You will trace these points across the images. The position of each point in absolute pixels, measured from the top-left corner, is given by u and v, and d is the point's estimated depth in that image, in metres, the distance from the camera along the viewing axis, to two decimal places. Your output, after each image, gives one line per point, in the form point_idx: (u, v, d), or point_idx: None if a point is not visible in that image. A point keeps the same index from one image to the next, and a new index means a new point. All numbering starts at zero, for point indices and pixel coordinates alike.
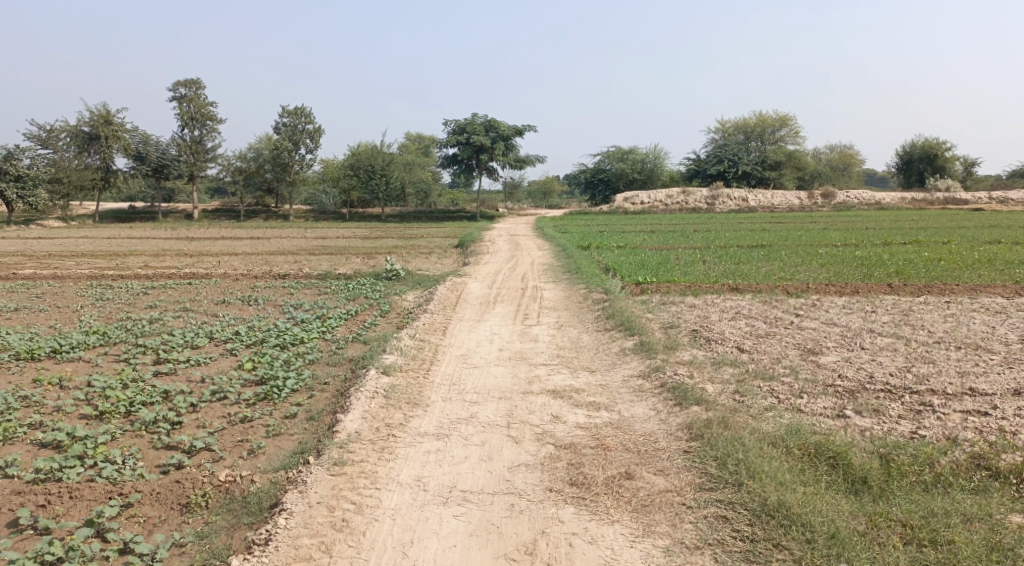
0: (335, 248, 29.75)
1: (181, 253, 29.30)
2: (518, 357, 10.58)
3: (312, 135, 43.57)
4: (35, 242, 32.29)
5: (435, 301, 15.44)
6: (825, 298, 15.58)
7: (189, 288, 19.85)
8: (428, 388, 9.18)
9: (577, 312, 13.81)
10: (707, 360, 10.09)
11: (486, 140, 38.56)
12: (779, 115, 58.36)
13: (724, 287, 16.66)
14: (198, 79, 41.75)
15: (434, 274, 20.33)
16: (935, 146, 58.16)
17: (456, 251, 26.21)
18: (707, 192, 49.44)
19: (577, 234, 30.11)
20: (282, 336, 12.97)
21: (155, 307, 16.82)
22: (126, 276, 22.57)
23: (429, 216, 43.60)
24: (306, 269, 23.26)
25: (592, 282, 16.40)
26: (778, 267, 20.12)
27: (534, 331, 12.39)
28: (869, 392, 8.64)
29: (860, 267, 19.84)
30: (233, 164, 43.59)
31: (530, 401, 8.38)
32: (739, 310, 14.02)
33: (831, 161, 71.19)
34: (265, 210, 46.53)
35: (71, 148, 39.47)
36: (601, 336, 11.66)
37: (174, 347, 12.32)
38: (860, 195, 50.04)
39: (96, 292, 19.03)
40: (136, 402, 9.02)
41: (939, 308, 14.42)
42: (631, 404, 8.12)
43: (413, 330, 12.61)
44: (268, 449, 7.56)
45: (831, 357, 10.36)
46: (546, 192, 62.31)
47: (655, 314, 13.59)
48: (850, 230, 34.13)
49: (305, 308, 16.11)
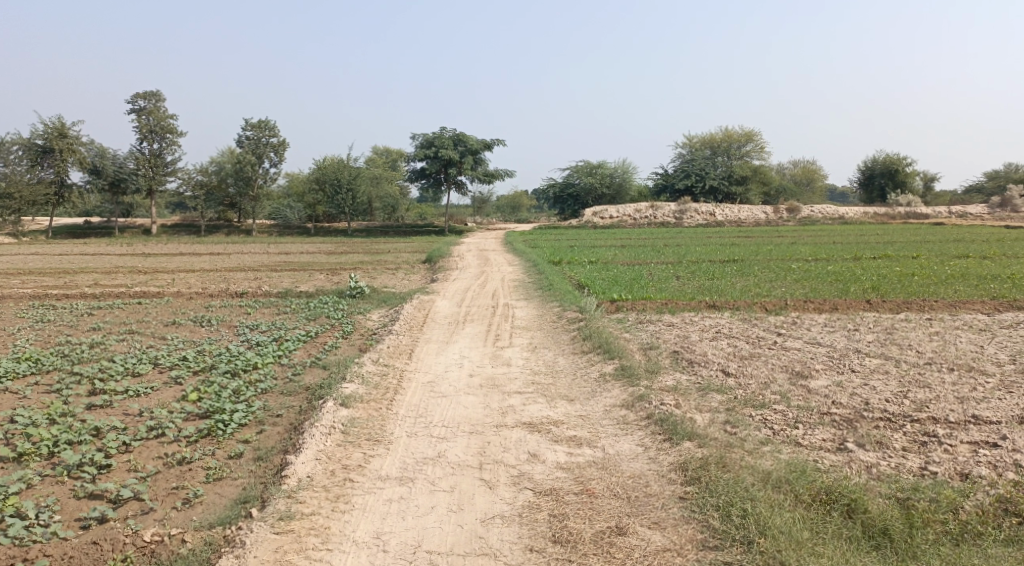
0: (298, 265, 28.77)
1: (136, 271, 28.11)
2: (490, 383, 9.80)
3: (275, 149, 42.48)
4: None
5: (401, 321, 14.60)
6: (805, 316, 15.04)
7: (139, 308, 18.80)
8: (391, 421, 8.36)
9: (550, 333, 13.09)
10: (692, 385, 9.41)
11: (455, 154, 37.82)
12: (744, 130, 58.58)
13: (701, 304, 16.07)
14: (158, 91, 40.49)
15: (400, 292, 19.47)
16: (896, 162, 58.72)
17: (423, 267, 25.40)
18: (675, 207, 49.26)
19: (547, 249, 29.45)
20: (234, 361, 12.11)
21: (100, 329, 15.83)
22: (73, 296, 21.39)
23: (396, 231, 42.75)
24: (265, 287, 22.27)
25: (566, 300, 15.70)
26: (753, 283, 19.63)
27: (505, 354, 11.62)
28: (868, 421, 7.99)
29: (836, 283, 19.37)
30: (194, 178, 42.29)
31: (504, 436, 7.62)
32: (718, 330, 13.38)
33: (795, 176, 71.55)
34: (227, 225, 45.25)
35: (24, 162, 37.82)
36: (577, 360, 10.93)
37: (113, 376, 11.46)
38: (824, 210, 50.22)
39: (38, 313, 17.93)
40: (61, 442, 8.28)
41: (923, 325, 13.93)
42: (615, 439, 7.38)
43: (376, 353, 11.76)
44: (206, 497, 6.89)
45: (822, 380, 9.73)
46: (514, 207, 61.84)
47: (632, 334, 12.91)
48: (818, 245, 33.93)
49: (261, 330, 15.19)
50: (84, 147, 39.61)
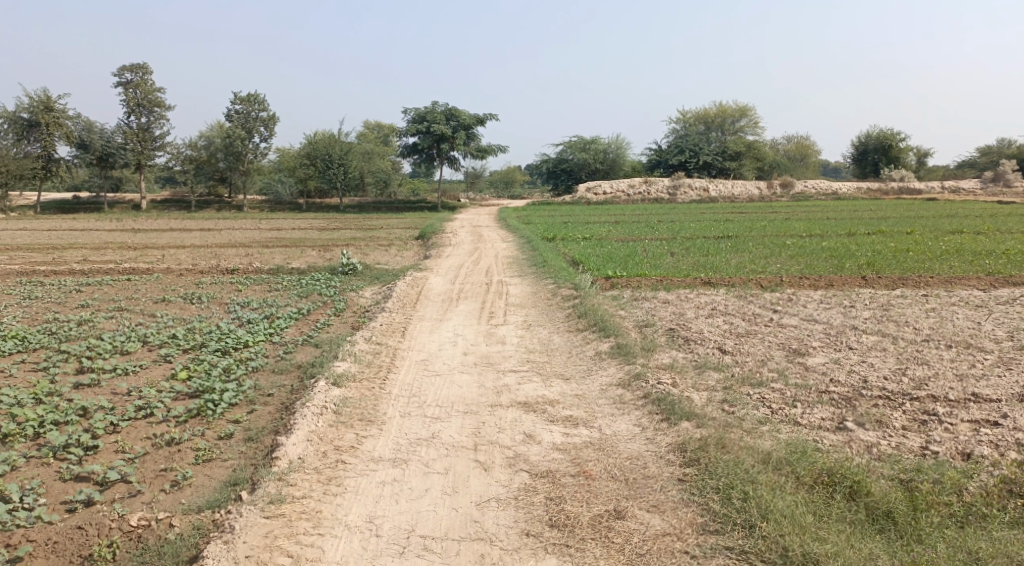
0: (290, 240, 28.53)
1: (126, 247, 27.83)
2: (484, 362, 9.66)
3: (265, 123, 42.01)
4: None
5: (394, 298, 14.45)
6: (801, 292, 14.93)
7: (128, 285, 18.60)
8: (384, 400, 8.24)
9: (545, 310, 12.94)
10: (689, 363, 9.29)
11: (447, 129, 37.44)
12: (738, 105, 58.22)
13: (696, 281, 15.93)
14: (145, 64, 39.91)
15: (393, 268, 19.29)
16: (890, 137, 58.51)
17: (416, 243, 25.18)
18: (669, 182, 49.04)
19: (540, 225, 29.27)
20: (224, 338, 11.94)
21: (89, 306, 15.64)
22: (60, 272, 21.11)
23: (389, 207, 42.46)
24: (256, 263, 22.07)
25: (560, 277, 15.54)
26: (748, 259, 19.52)
27: (500, 332, 11.47)
28: (867, 399, 7.89)
29: (831, 259, 19.26)
30: (184, 153, 41.81)
31: (499, 416, 7.50)
32: (714, 306, 13.28)
33: (789, 151, 71.30)
34: (217, 201, 44.82)
35: (9, 136, 37.14)
36: (572, 337, 10.80)
37: (101, 354, 11.29)
38: (817, 185, 50.07)
39: (25, 290, 17.68)
40: (47, 422, 8.15)
41: (919, 301, 13.83)
42: (611, 419, 7.26)
43: (369, 331, 11.59)
44: (196, 479, 6.78)
45: (820, 358, 9.62)
46: (507, 182, 61.51)
47: (627, 311, 12.78)
48: (812, 221, 33.78)
49: (252, 307, 15.03)
50: (71, 121, 39.13)
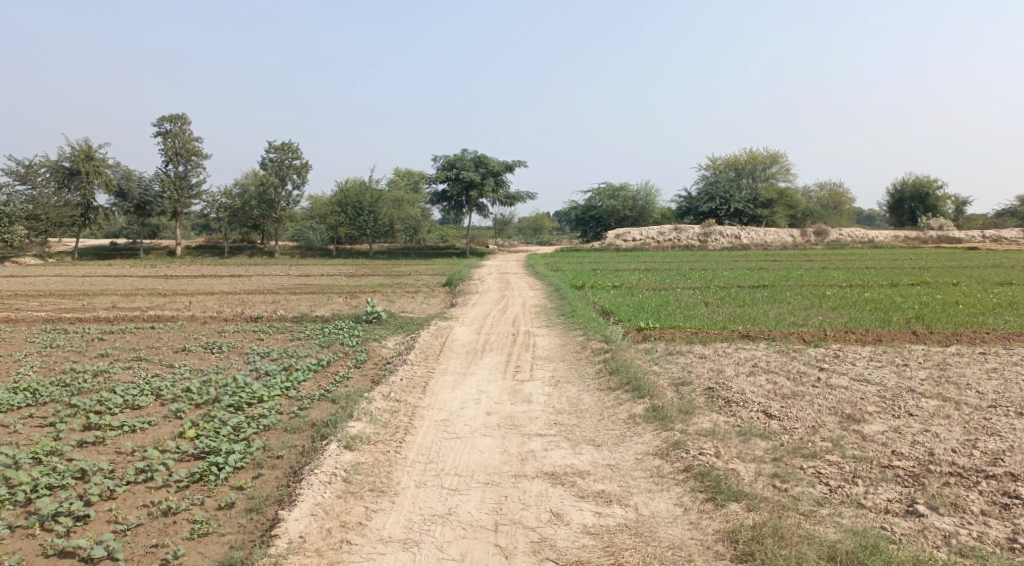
0: (318, 287, 28.21)
1: (155, 293, 27.69)
2: (508, 424, 8.96)
3: (298, 171, 42.16)
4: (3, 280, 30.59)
5: (417, 349, 13.84)
6: (847, 348, 14.09)
7: (152, 333, 18.24)
8: (399, 466, 7.59)
9: (574, 365, 12.22)
10: (732, 429, 8.51)
11: (476, 176, 37.23)
12: (770, 152, 57.56)
13: (733, 334, 15.16)
14: (184, 114, 40.39)
15: (418, 317, 18.73)
16: (926, 185, 57.36)
17: (443, 290, 24.66)
18: (700, 230, 48.33)
19: (570, 273, 28.68)
20: (238, 392, 11.36)
21: (108, 355, 15.25)
22: (86, 320, 20.84)
23: (418, 253, 42.24)
24: (281, 311, 21.66)
25: (590, 328, 14.86)
26: (786, 311, 18.69)
27: (526, 389, 10.77)
28: (935, 476, 7.15)
29: (876, 312, 18.36)
30: (218, 200, 42.03)
31: (524, 488, 6.83)
32: (755, 363, 12.46)
33: (822, 199, 70.16)
34: (250, 247, 44.91)
35: (51, 184, 37.78)
36: (604, 397, 10.05)
37: (110, 410, 10.79)
38: (853, 233, 48.99)
39: (47, 338, 17.34)
40: (41, 486, 7.59)
41: (977, 360, 12.90)
42: (648, 497, 6.58)
43: (388, 386, 10.95)
44: (188, 558, 6.32)
45: (877, 427, 8.79)
46: (536, 229, 61.15)
47: (662, 367, 12.02)
48: (851, 270, 32.78)
49: (272, 358, 14.50)
50: (110, 169, 39.42)
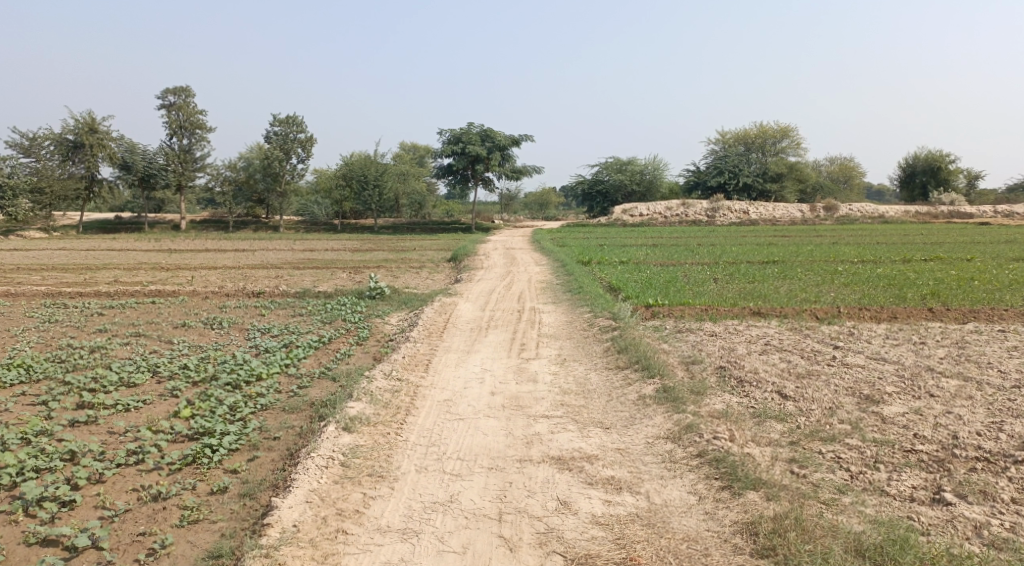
0: (321, 262, 27.88)
1: (158, 267, 27.39)
2: (513, 404, 8.63)
3: (302, 144, 41.69)
4: (6, 254, 30.34)
5: (420, 326, 13.52)
6: (861, 326, 13.71)
7: (152, 308, 17.95)
8: (400, 449, 7.30)
9: (581, 343, 11.88)
10: (745, 411, 8.17)
11: (482, 150, 36.71)
12: (779, 126, 56.76)
13: (744, 311, 14.78)
14: (188, 87, 39.89)
15: (423, 293, 18.39)
16: (938, 159, 56.59)
17: (448, 266, 24.30)
18: (707, 205, 47.75)
19: (576, 248, 28.30)
20: (237, 370, 11.07)
21: (106, 331, 14.96)
22: (86, 294, 20.57)
23: (423, 228, 41.88)
24: (284, 286, 21.33)
25: (597, 305, 14.51)
26: (798, 287, 18.29)
27: (532, 368, 10.43)
28: (961, 462, 6.83)
29: (891, 288, 17.94)
30: (223, 174, 41.63)
31: (529, 473, 6.53)
32: (767, 341, 12.10)
33: (832, 174, 69.31)
34: (255, 221, 44.59)
35: (55, 156, 37.37)
36: (612, 377, 9.70)
37: (105, 388, 10.53)
38: (863, 208, 48.37)
39: (46, 313, 17.07)
40: (28, 469, 7.33)
41: (997, 338, 12.52)
42: (660, 484, 6.27)
43: (389, 365, 10.62)
44: (176, 547, 6.07)
45: (897, 409, 8.43)
46: (543, 204, 60.60)
47: (671, 345, 11.66)
48: (862, 246, 32.29)
49: (273, 334, 14.20)
50: (114, 143, 38.98)
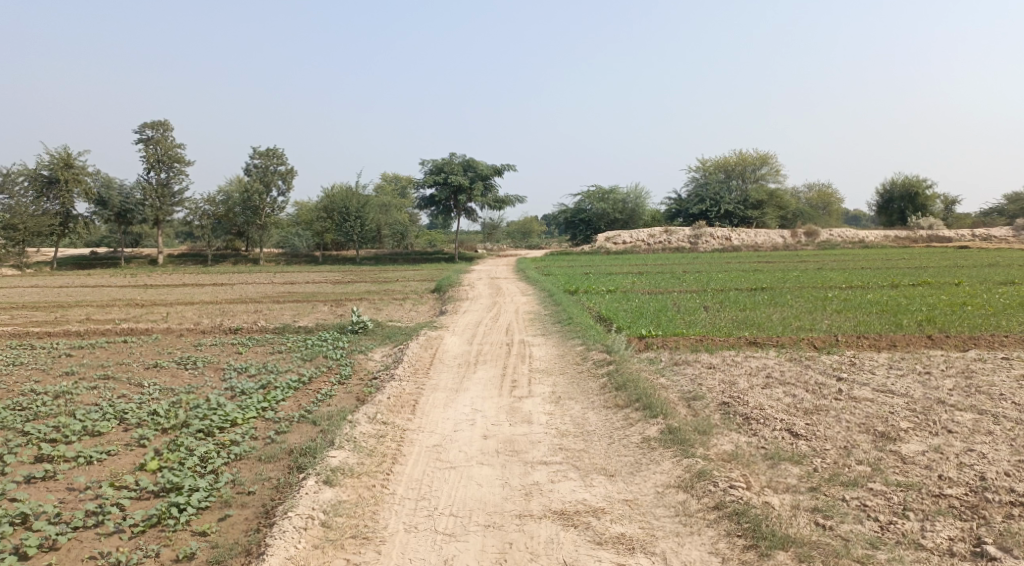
0: (302, 295, 27.20)
1: (133, 304, 26.59)
2: (508, 449, 8.03)
3: (283, 177, 41.14)
4: None
5: (405, 363, 12.91)
6: (862, 355, 13.26)
7: (125, 347, 17.23)
8: (386, 506, 6.82)
9: (576, 379, 11.30)
10: (756, 452, 7.65)
11: (464, 180, 36.33)
12: (759, 153, 56.91)
13: (740, 341, 14.28)
14: (166, 121, 39.35)
15: (407, 327, 17.80)
16: (915, 184, 56.92)
17: (432, 297, 23.70)
18: (690, 232, 47.55)
19: (562, 277, 27.82)
20: (210, 415, 10.40)
21: (74, 374, 14.24)
22: (56, 334, 19.80)
23: (405, 259, 41.27)
24: (263, 322, 20.65)
25: (589, 337, 13.98)
26: (791, 315, 17.86)
27: (525, 407, 9.83)
28: (996, 508, 6.37)
29: (886, 315, 17.54)
30: (202, 208, 40.91)
31: (535, 534, 6.24)
32: (768, 373, 11.61)
33: (811, 200, 69.48)
34: (235, 255, 43.84)
35: (29, 193, 36.56)
36: (612, 417, 9.13)
37: (68, 438, 9.88)
38: (843, 233, 48.36)
39: (12, 355, 16.30)
40: None
41: (1003, 367, 12.11)
42: (677, 543, 6.07)
43: (374, 406, 9.97)
44: None
45: (916, 447, 7.93)
46: (525, 233, 60.28)
47: (669, 380, 11.14)
48: (847, 271, 32.09)
49: (250, 374, 13.54)
50: (89, 177, 38.22)
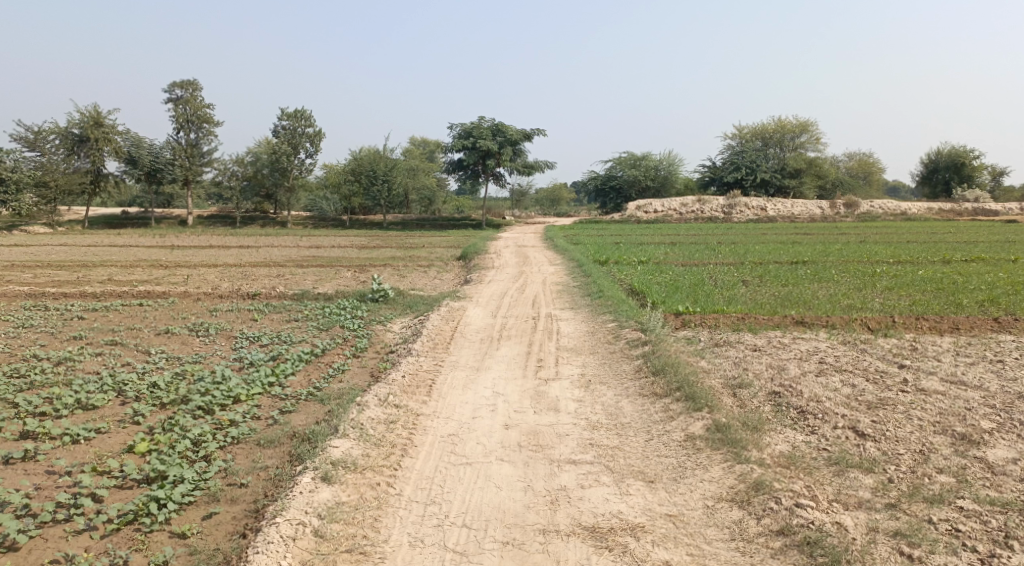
0: (326, 260, 26.33)
1: (155, 265, 25.90)
2: (532, 443, 7.09)
3: (311, 139, 40.25)
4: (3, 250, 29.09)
5: (423, 336, 11.97)
6: (923, 339, 12.06)
7: (140, 311, 16.49)
8: (393, 513, 6.03)
9: (607, 361, 10.28)
10: (819, 454, 6.64)
11: (493, 145, 35.14)
12: (799, 121, 54.82)
13: (786, 320, 13.15)
14: (195, 80, 38.47)
15: (430, 296, 16.87)
16: (962, 155, 54.53)
17: (457, 265, 22.72)
18: (724, 201, 45.95)
19: (592, 246, 26.71)
20: (211, 390, 9.55)
21: (81, 339, 13.48)
22: (72, 295, 19.12)
23: (432, 225, 40.34)
24: (283, 287, 19.80)
25: (622, 313, 12.93)
26: (839, 292, 16.60)
27: (552, 392, 8.85)
28: None
29: (944, 294, 16.19)
30: (231, 169, 40.13)
31: (570, 556, 5.51)
32: (821, 358, 10.50)
33: (850, 170, 67.13)
34: (262, 216, 43.15)
35: (59, 150, 35.90)
36: (649, 408, 8.14)
37: (58, 411, 9.09)
38: (885, 204, 46.49)
39: (23, 316, 15.62)
40: None
41: None
42: None
43: (386, 386, 9.05)
44: None
45: (1006, 455, 6.86)
46: (554, 200, 58.86)
47: (712, 364, 10.08)
48: (893, 244, 30.48)
49: (262, 344, 12.69)
50: (119, 136, 37.48)
